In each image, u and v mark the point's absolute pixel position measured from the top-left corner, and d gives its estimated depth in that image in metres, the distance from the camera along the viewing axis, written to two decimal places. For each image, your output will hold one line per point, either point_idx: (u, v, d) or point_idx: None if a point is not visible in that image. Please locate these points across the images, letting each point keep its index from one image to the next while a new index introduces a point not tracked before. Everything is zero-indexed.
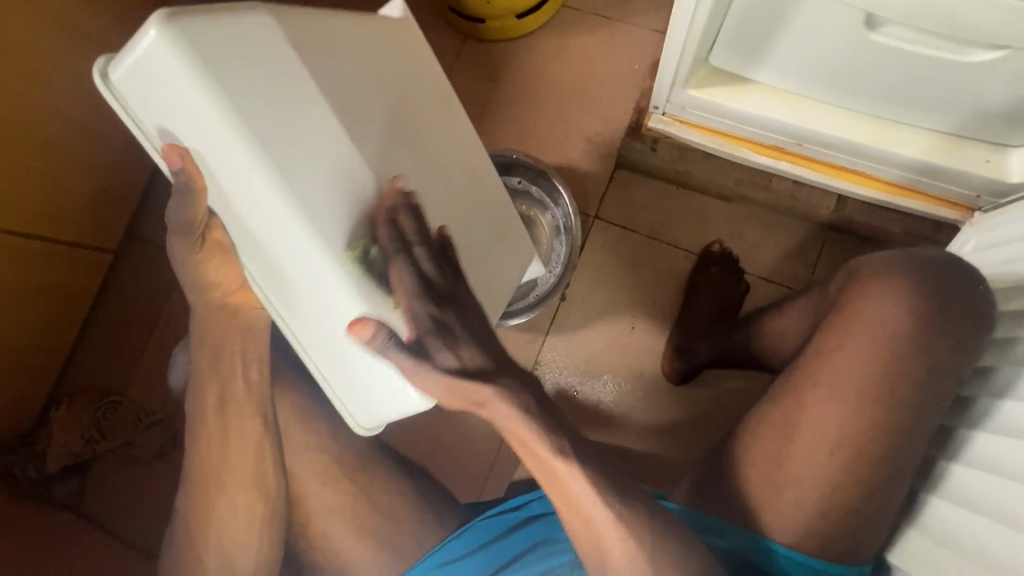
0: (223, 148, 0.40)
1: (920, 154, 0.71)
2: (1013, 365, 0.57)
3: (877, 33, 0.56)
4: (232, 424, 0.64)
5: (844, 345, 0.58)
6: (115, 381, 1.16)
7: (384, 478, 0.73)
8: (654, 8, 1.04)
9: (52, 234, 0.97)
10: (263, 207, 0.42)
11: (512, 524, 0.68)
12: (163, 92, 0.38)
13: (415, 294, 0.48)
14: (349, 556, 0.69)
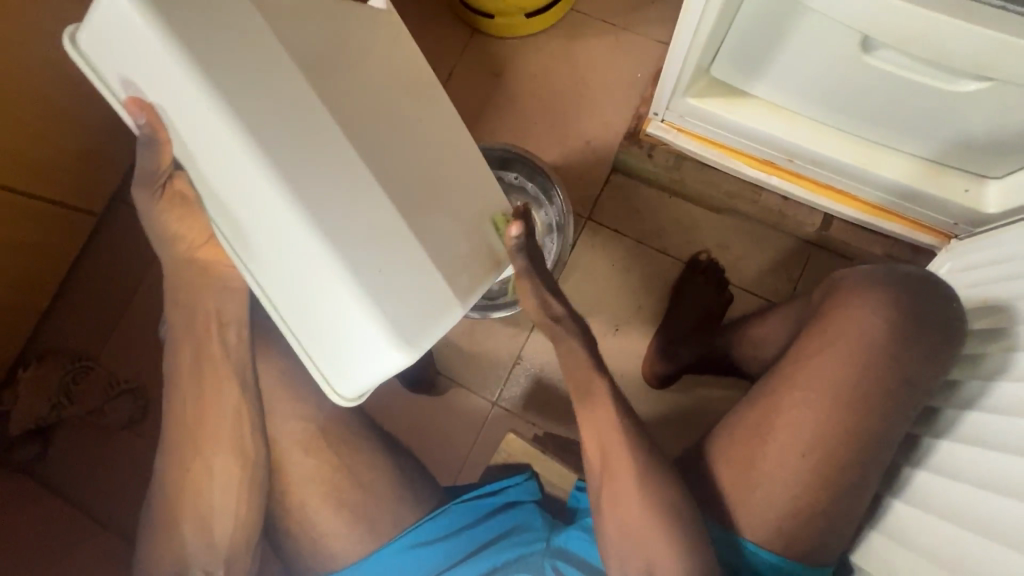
0: (171, 87, 0.42)
1: (901, 177, 0.74)
2: (977, 379, 0.59)
3: (872, 56, 0.58)
4: (207, 386, 0.63)
5: (821, 353, 0.60)
6: (88, 347, 1.13)
7: (363, 454, 0.72)
8: (661, 20, 1.06)
9: (40, 191, 0.95)
10: (217, 148, 0.44)
11: (487, 510, 0.69)
12: (117, 46, 0.42)
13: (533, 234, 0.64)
14: (322, 533, 0.68)
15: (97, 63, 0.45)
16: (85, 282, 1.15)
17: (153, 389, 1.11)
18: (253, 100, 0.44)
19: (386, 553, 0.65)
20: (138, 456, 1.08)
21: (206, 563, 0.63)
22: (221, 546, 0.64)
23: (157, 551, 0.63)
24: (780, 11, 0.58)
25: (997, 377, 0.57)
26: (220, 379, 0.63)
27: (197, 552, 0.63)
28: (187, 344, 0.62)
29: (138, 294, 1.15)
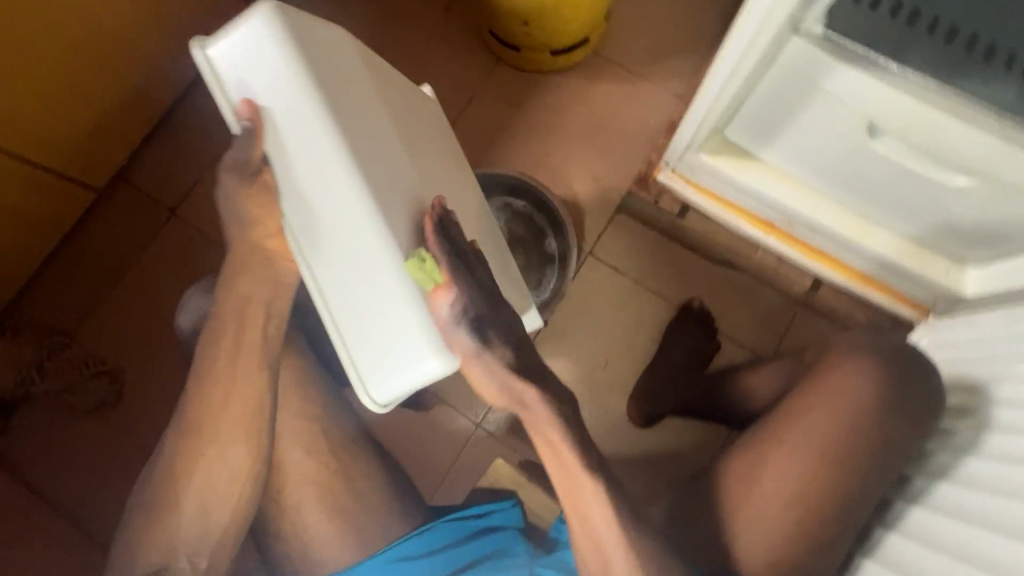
0: (290, 95, 0.48)
1: (891, 253, 0.79)
2: (947, 451, 0.64)
3: (877, 140, 0.63)
4: (217, 379, 0.61)
5: (810, 411, 0.63)
6: (67, 322, 1.11)
7: (357, 462, 0.72)
8: (677, 74, 1.11)
9: (41, 158, 0.95)
10: (308, 143, 0.49)
11: (470, 531, 0.70)
12: (245, 51, 0.49)
13: (470, 292, 0.49)
14: (310, 538, 0.68)
15: (220, 68, 0.50)
16: (74, 256, 1.13)
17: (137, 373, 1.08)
18: (354, 119, 0.51)
19: (369, 566, 0.64)
20: (105, 441, 1.06)
21: (189, 558, 0.61)
22: (207, 545, 0.62)
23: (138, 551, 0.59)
24: (798, 87, 0.63)
25: (968, 451, 0.61)
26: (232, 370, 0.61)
27: (182, 547, 0.61)
28: (222, 335, 0.61)
29: (127, 275, 1.13)
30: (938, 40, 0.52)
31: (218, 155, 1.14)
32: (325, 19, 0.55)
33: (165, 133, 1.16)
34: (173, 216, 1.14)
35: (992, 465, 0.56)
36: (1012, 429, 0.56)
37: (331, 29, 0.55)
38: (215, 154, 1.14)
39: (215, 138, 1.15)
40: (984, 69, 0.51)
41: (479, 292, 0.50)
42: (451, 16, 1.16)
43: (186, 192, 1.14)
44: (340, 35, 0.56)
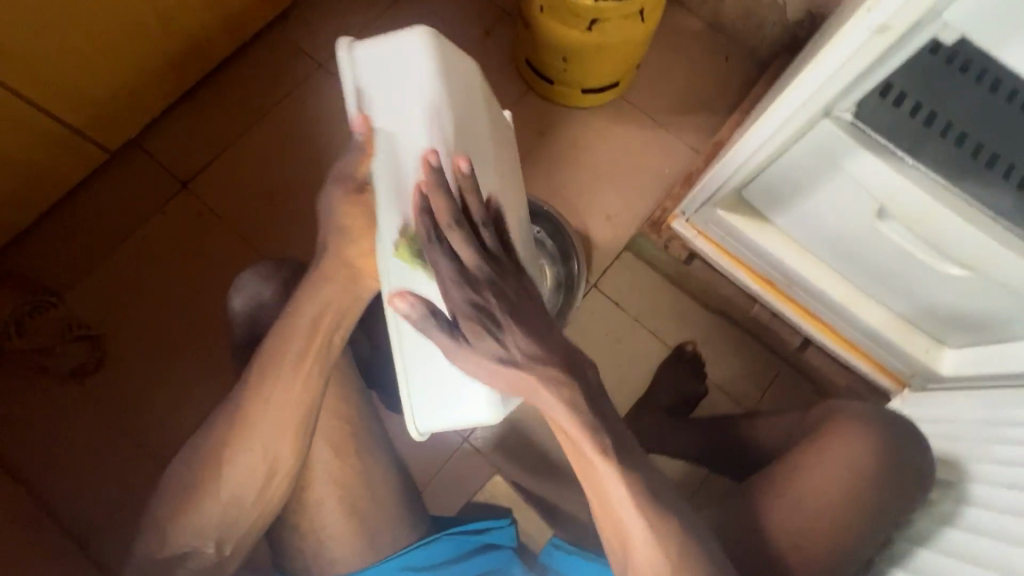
0: (406, 107, 0.54)
1: (879, 325, 0.85)
2: (929, 518, 0.68)
3: (883, 223, 0.69)
4: (263, 371, 0.61)
5: (809, 471, 0.68)
6: (55, 281, 1.08)
7: (375, 463, 0.70)
8: (696, 128, 1.17)
9: (53, 107, 0.94)
10: (405, 123, 0.54)
11: (472, 547, 0.70)
12: (383, 64, 0.57)
13: (455, 276, 0.48)
14: (324, 539, 0.67)
15: (358, 71, 0.60)
16: (74, 215, 1.10)
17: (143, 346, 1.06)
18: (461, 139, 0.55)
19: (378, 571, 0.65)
20: (79, 408, 1.03)
21: (217, 544, 0.61)
22: (229, 534, 0.61)
23: (166, 536, 0.59)
24: (819, 164, 0.69)
25: (950, 523, 0.65)
26: (285, 362, 0.61)
27: (210, 533, 0.60)
28: (286, 331, 0.61)
29: (126, 241, 1.10)
30: (948, 143, 0.59)
31: (237, 136, 1.14)
32: (462, 54, 0.60)
33: (185, 107, 1.15)
34: (183, 189, 1.12)
35: (972, 537, 0.61)
36: (986, 505, 0.62)
37: (466, 63, 0.60)
38: (234, 134, 1.14)
39: (235, 118, 1.14)
40: (983, 174, 0.58)
41: (449, 291, 0.49)
42: (490, 39, 1.20)
43: (200, 168, 1.13)
44: (471, 67, 0.61)
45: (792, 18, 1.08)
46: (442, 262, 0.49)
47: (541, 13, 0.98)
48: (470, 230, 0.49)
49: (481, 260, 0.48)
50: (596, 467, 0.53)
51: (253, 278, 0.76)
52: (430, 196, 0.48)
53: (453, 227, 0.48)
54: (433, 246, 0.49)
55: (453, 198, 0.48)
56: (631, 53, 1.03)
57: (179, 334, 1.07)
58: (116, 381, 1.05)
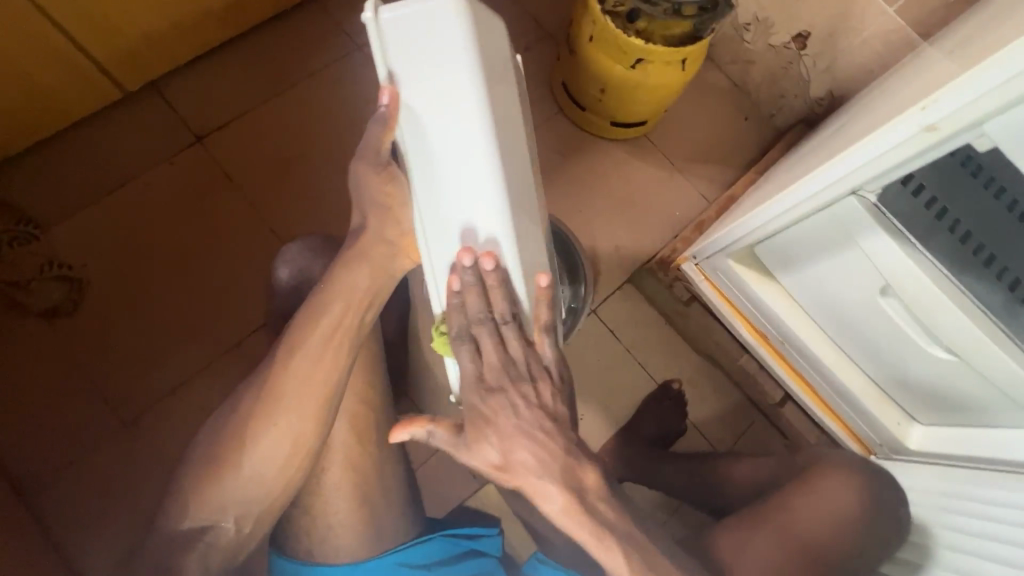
0: (452, 96, 0.49)
1: (858, 392, 0.91)
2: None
3: (884, 299, 0.75)
4: (296, 347, 0.60)
5: (797, 506, 0.79)
6: (42, 213, 1.02)
7: (388, 453, 0.69)
8: (711, 178, 1.22)
9: (78, 38, 0.89)
10: (469, 185, 0.50)
11: (459, 552, 0.71)
12: (418, 33, 0.49)
13: (475, 374, 0.54)
14: (328, 530, 0.66)
15: (387, 39, 0.50)
16: (74, 150, 1.05)
17: (147, 301, 1.01)
18: (506, 127, 0.52)
19: (377, 566, 0.66)
20: (47, 351, 0.98)
21: (237, 517, 0.60)
22: (238, 512, 0.60)
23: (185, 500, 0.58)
24: (836, 235, 0.74)
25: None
26: (314, 338, 0.60)
27: (233, 506, 0.59)
28: (325, 306, 0.61)
29: (126, 186, 1.05)
30: (954, 238, 0.64)
31: (260, 102, 1.11)
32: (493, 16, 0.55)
33: (210, 61, 1.11)
34: (195, 144, 1.08)
35: None
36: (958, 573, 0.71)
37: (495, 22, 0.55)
38: (258, 99, 1.11)
39: (262, 82, 1.12)
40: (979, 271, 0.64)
41: (463, 379, 0.55)
42: (528, 57, 1.22)
43: (217, 126, 1.09)
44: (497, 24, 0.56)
45: (813, 94, 1.14)
46: (464, 354, 0.54)
47: (590, 42, 1.01)
48: (493, 327, 0.53)
49: (499, 356, 0.54)
50: (618, 563, 0.54)
51: (306, 251, 0.78)
52: (464, 294, 0.52)
53: (478, 325, 0.53)
54: (459, 338, 0.54)
55: (482, 297, 0.52)
56: (665, 97, 1.06)
57: (181, 294, 1.02)
58: (104, 332, 1.00)
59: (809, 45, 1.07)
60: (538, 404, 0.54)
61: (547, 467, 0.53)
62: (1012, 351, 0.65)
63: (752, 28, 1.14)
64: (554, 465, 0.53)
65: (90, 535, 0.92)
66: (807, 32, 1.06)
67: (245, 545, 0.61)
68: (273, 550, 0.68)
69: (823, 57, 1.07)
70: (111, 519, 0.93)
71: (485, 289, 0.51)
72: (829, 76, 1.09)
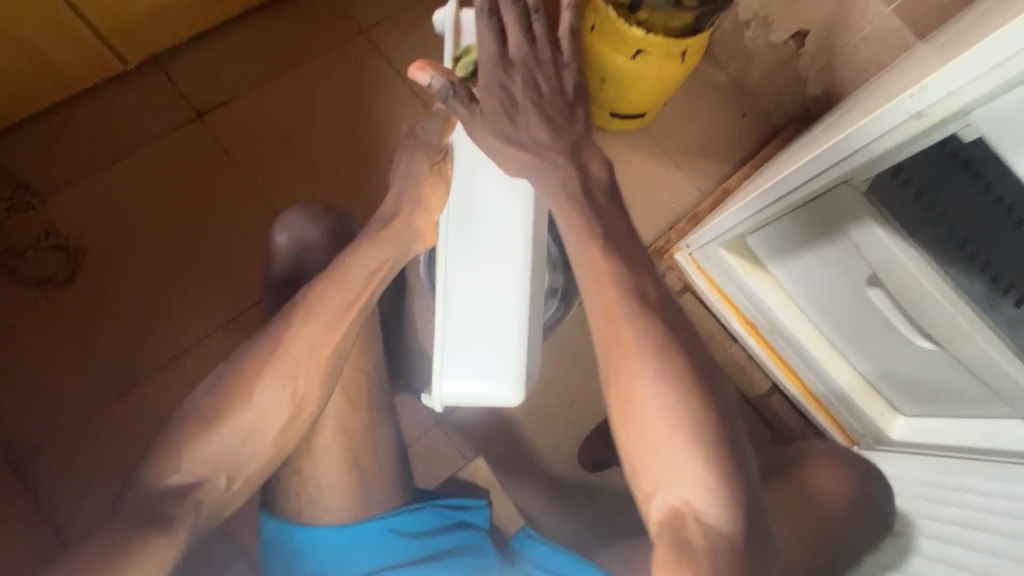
0: None
1: (844, 383, 0.92)
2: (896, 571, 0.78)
3: (871, 289, 0.76)
4: (294, 313, 0.61)
5: (792, 500, 0.77)
6: (39, 182, 1.02)
7: (381, 422, 0.71)
8: (708, 171, 1.24)
9: (85, 8, 0.90)
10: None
11: (445, 523, 0.72)
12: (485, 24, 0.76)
13: (499, 52, 0.64)
14: (318, 494, 0.67)
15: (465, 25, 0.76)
16: (74, 120, 1.05)
17: (144, 273, 1.02)
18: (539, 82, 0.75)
19: (366, 530, 0.67)
20: (42, 319, 0.98)
21: (229, 478, 0.60)
22: (229, 471, 0.60)
23: (178, 459, 0.58)
24: (827, 223, 0.75)
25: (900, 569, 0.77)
26: (332, 305, 0.62)
27: (225, 466, 0.60)
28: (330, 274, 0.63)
29: (125, 159, 1.06)
30: (940, 231, 0.65)
31: (263, 80, 1.11)
32: None
33: (214, 38, 1.12)
34: (197, 120, 1.09)
35: None
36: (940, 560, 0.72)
37: None
38: (260, 78, 1.11)
39: (265, 61, 1.12)
40: (965, 264, 0.65)
41: (485, 65, 0.64)
42: None
43: (220, 102, 1.10)
44: None
45: (810, 91, 1.16)
46: (489, 32, 0.64)
47: (591, 30, 1.02)
48: (520, 16, 0.64)
49: (524, 36, 0.64)
50: (614, 305, 0.56)
51: (306, 220, 0.79)
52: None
53: (508, 5, 0.64)
54: (485, 15, 0.64)
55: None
56: (666, 88, 1.07)
57: (177, 266, 1.03)
58: (99, 300, 1.00)
59: (808, 43, 1.09)
60: (553, 94, 0.65)
61: (557, 133, 0.64)
62: (994, 343, 0.66)
63: (753, 24, 1.15)
64: (563, 133, 0.64)
65: (77, 499, 0.92)
66: (806, 30, 1.07)
67: (230, 504, 0.61)
68: (262, 508, 0.69)
69: (821, 55, 1.08)
70: (99, 484, 0.93)
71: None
72: (826, 75, 1.10)
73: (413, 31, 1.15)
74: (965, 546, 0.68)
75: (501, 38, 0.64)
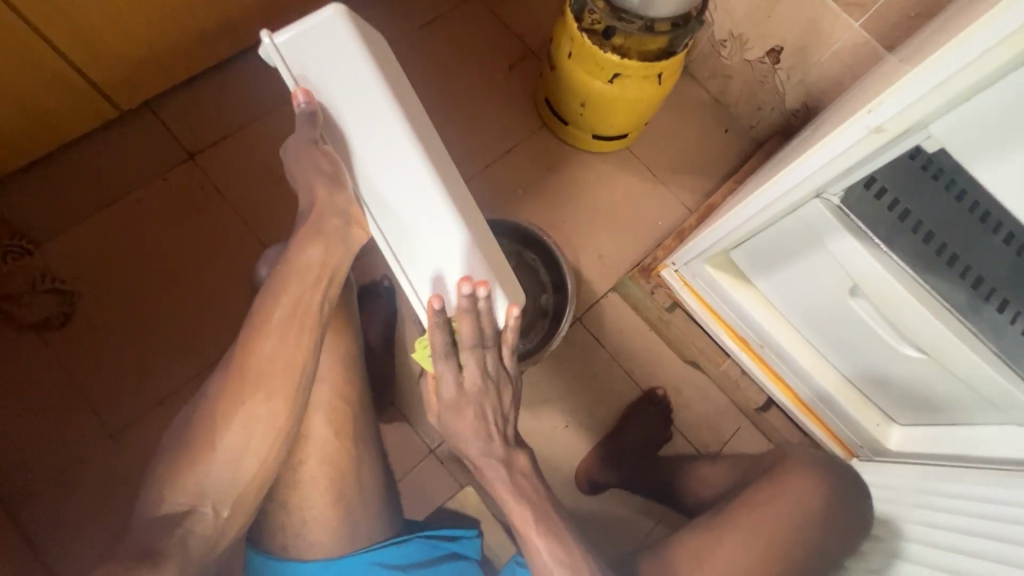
0: (352, 80, 0.62)
1: (835, 393, 0.93)
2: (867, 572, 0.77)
3: (853, 299, 0.76)
4: (277, 347, 0.62)
5: (769, 501, 0.80)
6: (35, 228, 1.05)
7: (360, 449, 0.72)
8: (692, 188, 1.25)
9: (79, 61, 0.94)
10: (387, 142, 0.62)
11: (438, 555, 0.72)
12: (319, 45, 0.61)
13: (454, 391, 0.64)
14: (300, 524, 0.67)
15: (292, 58, 0.61)
16: (68, 167, 1.08)
17: (139, 312, 1.03)
18: (404, 105, 0.64)
19: (350, 564, 0.66)
20: (35, 363, 0.99)
21: (213, 507, 0.60)
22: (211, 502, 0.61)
23: (159, 495, 0.59)
24: (804, 238, 0.76)
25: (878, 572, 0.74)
26: (292, 325, 0.63)
27: (203, 502, 0.60)
28: (289, 293, 0.64)
29: (117, 203, 1.08)
30: (918, 238, 0.66)
31: (253, 118, 1.15)
32: (370, 33, 0.66)
33: (206, 80, 1.15)
34: (187, 160, 1.11)
35: None
36: (919, 563, 0.69)
37: (376, 45, 0.67)
38: (250, 116, 1.15)
39: (255, 101, 1.16)
40: (944, 270, 0.65)
41: (449, 397, 0.64)
42: (513, 73, 1.26)
43: (210, 142, 1.13)
44: (381, 44, 0.68)
45: (789, 106, 1.18)
46: (449, 374, 0.63)
47: (568, 58, 1.05)
48: (480, 350, 0.62)
49: (481, 375, 0.64)
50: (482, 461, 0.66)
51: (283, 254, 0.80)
52: (458, 319, 0.60)
53: (467, 348, 0.62)
54: (445, 358, 0.62)
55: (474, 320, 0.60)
56: (644, 109, 1.09)
57: (168, 303, 1.04)
58: (94, 341, 1.01)
59: (782, 60, 1.11)
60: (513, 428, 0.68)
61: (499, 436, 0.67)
62: (978, 349, 0.66)
63: (729, 44, 1.18)
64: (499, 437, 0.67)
65: (69, 542, 0.92)
66: (780, 47, 1.10)
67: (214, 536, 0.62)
68: (247, 544, 0.69)
69: (796, 70, 1.10)
70: (89, 525, 0.93)
71: (475, 330, 0.61)
72: (804, 88, 1.12)
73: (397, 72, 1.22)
74: (951, 549, 0.66)
75: (460, 373, 0.63)
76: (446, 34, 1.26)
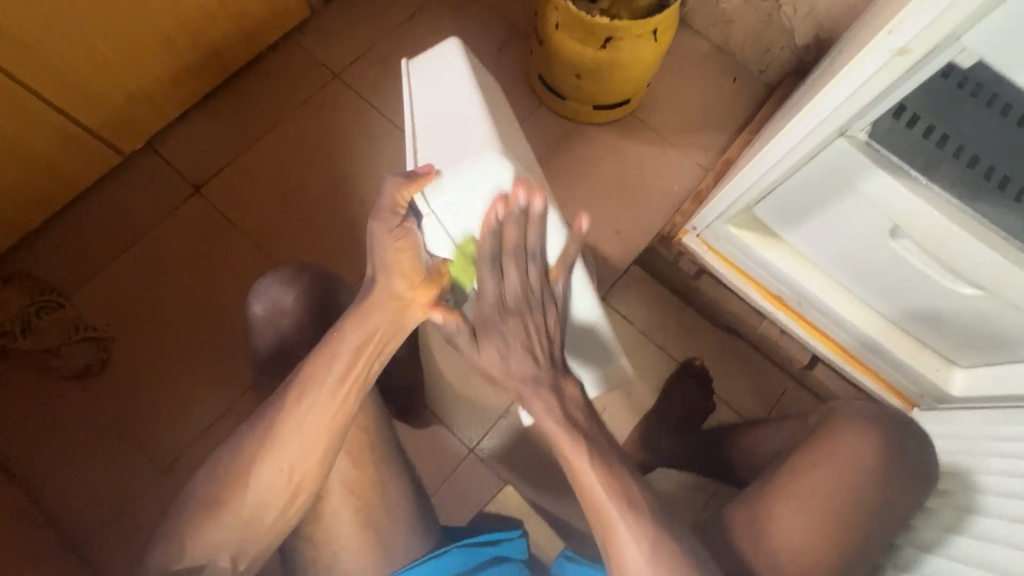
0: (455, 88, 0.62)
1: (886, 341, 0.87)
2: (933, 529, 0.72)
3: (896, 241, 0.71)
4: (295, 383, 0.62)
5: (819, 464, 0.75)
6: (65, 283, 1.08)
7: (388, 464, 0.72)
8: (705, 146, 1.19)
9: (71, 112, 0.95)
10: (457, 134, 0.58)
11: (482, 559, 0.71)
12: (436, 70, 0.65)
13: (497, 299, 0.59)
14: (343, 543, 0.68)
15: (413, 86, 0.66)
16: (84, 217, 1.11)
17: (167, 350, 1.06)
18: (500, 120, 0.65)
19: None
20: (82, 410, 1.03)
21: (244, 537, 0.61)
22: (252, 535, 0.62)
23: (197, 533, 0.59)
24: (832, 183, 0.70)
25: (953, 532, 0.69)
26: (321, 369, 0.62)
27: (239, 533, 0.61)
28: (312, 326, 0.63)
29: (136, 246, 1.10)
30: (961, 164, 0.59)
31: (250, 143, 1.14)
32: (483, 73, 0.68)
33: (200, 112, 1.15)
34: (194, 195, 1.12)
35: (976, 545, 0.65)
36: (998, 515, 0.65)
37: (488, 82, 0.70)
38: (248, 142, 1.15)
39: (252, 124, 1.15)
40: (997, 196, 0.58)
41: (485, 302, 0.59)
42: (503, 54, 1.22)
43: (213, 173, 1.13)
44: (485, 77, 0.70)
45: (800, 42, 1.09)
46: (488, 278, 0.58)
47: (556, 28, 0.99)
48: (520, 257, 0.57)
49: (521, 283, 0.58)
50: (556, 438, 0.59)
51: (286, 280, 0.80)
52: (509, 221, 0.55)
53: (509, 255, 0.57)
54: (488, 261, 0.57)
55: (520, 229, 0.55)
56: (643, 71, 1.03)
57: (192, 338, 1.06)
58: (131, 383, 1.04)
59: None
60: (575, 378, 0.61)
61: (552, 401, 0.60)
62: None
63: None
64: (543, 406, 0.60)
65: None
66: None
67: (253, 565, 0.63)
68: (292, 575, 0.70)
69: (803, 2, 1.02)
70: None
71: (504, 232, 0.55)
72: (814, 21, 1.04)
73: (386, 72, 1.19)
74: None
75: (502, 279, 0.58)
76: (430, 25, 1.22)
